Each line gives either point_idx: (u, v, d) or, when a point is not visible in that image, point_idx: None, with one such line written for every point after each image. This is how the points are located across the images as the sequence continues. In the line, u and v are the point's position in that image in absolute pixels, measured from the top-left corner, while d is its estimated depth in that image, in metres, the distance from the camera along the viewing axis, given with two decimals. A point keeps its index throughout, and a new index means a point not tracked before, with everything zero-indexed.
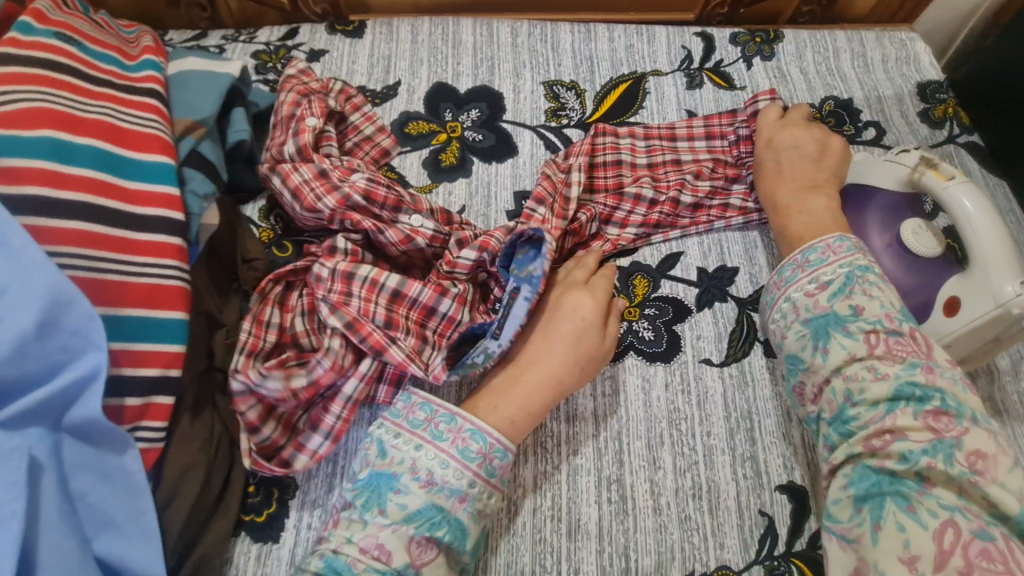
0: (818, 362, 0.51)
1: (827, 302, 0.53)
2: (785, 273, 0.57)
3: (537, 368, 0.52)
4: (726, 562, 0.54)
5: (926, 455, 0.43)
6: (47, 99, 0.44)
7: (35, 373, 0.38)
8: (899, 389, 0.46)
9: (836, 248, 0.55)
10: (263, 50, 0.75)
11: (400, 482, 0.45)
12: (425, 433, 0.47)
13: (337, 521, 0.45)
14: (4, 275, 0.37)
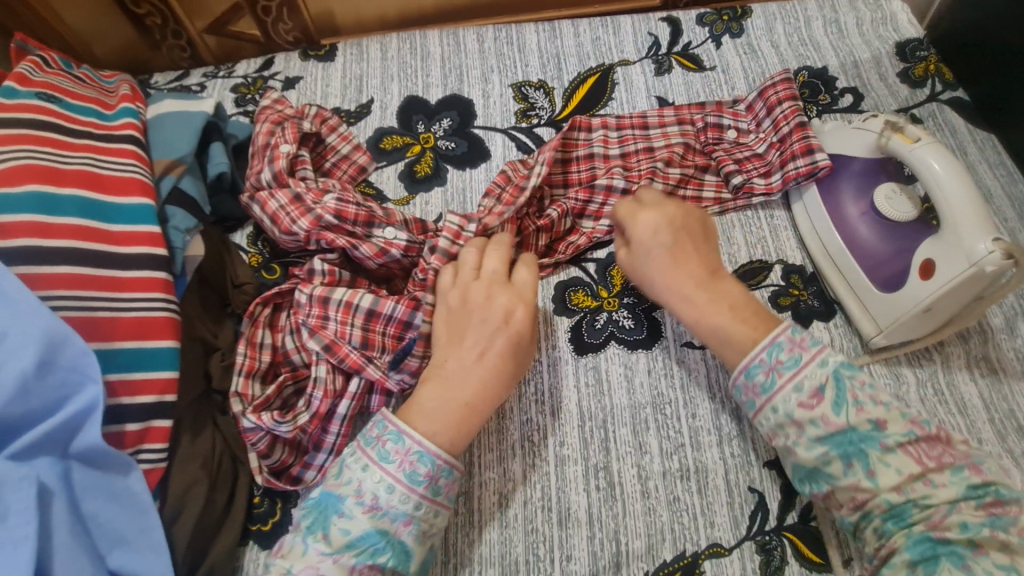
0: (867, 483, 0.44)
1: (834, 414, 0.45)
2: (759, 377, 0.48)
3: (469, 382, 0.50)
4: (717, 540, 0.54)
5: (987, 527, 0.41)
6: (31, 157, 0.48)
7: (39, 408, 0.42)
8: (964, 491, 0.43)
9: (801, 341, 0.48)
10: (241, 83, 0.78)
11: (345, 506, 0.45)
12: (372, 452, 0.47)
13: (281, 547, 0.45)
14: (3, 321, 0.41)
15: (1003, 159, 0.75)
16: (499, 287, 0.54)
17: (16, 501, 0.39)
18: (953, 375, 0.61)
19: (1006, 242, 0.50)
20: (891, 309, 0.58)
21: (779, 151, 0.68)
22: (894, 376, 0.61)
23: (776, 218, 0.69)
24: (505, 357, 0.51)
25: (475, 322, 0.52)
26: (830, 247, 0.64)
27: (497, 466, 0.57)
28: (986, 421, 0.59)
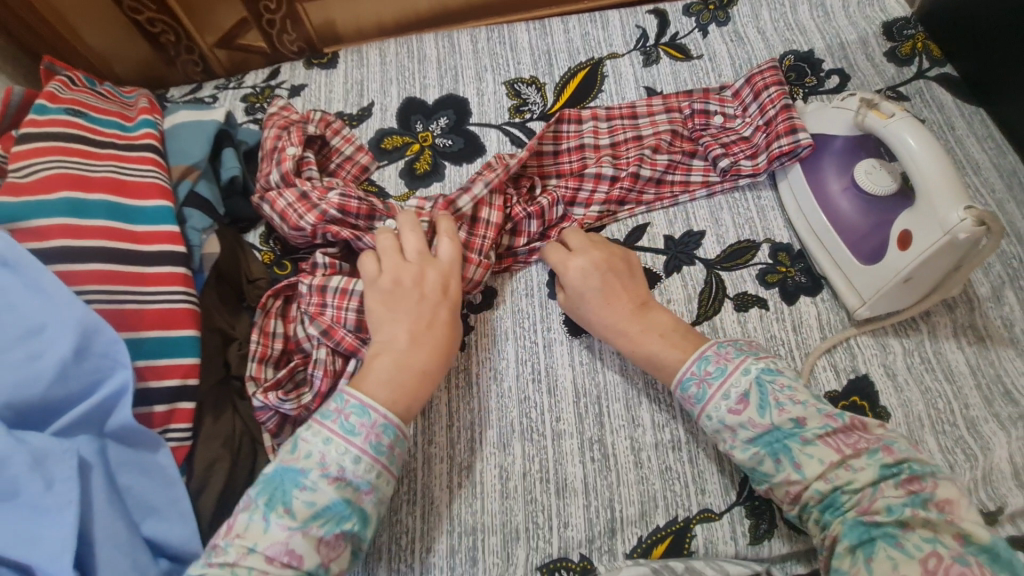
0: (795, 475, 0.47)
1: (760, 417, 0.49)
2: (691, 390, 0.52)
3: (419, 351, 0.54)
4: (708, 506, 0.57)
5: (908, 506, 0.43)
6: (62, 166, 0.53)
7: (77, 391, 0.47)
8: (881, 471, 0.45)
9: (726, 354, 0.52)
10: (251, 93, 0.83)
11: (306, 479, 0.46)
12: (335, 426, 0.48)
13: (232, 529, 0.45)
14: (44, 313, 0.46)
15: (992, 132, 0.76)
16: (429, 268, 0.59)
17: (60, 470, 0.43)
18: (939, 343, 0.63)
19: (979, 209, 0.52)
20: (873, 281, 0.60)
21: (765, 133, 0.70)
22: (880, 347, 0.63)
23: (763, 198, 0.71)
24: (448, 326, 0.57)
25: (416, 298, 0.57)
26: (815, 225, 0.66)
27: (498, 442, 0.61)
28: (973, 387, 0.60)
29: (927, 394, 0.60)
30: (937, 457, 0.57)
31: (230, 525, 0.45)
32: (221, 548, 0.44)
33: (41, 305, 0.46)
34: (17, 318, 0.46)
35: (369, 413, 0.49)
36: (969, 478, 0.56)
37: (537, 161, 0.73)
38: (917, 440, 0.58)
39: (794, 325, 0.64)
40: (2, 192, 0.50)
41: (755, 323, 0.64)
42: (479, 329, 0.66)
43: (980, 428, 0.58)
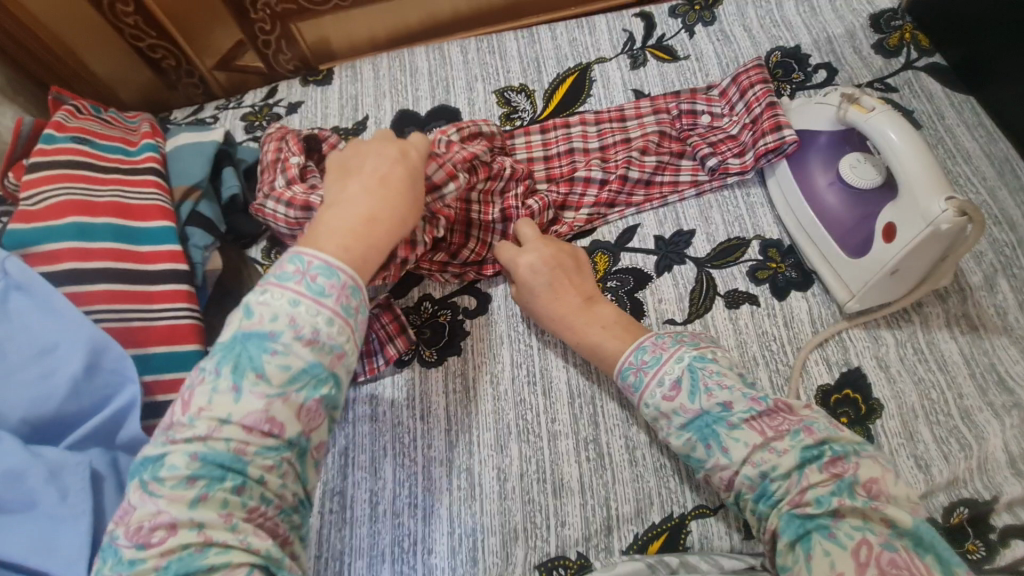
0: (723, 459, 0.48)
1: (690, 402, 0.51)
2: (628, 379, 0.55)
3: (372, 203, 0.52)
4: (703, 502, 0.58)
5: (836, 496, 0.44)
6: (69, 193, 0.56)
7: (88, 406, 0.49)
8: (801, 454, 0.46)
9: (663, 344, 0.55)
10: (250, 111, 0.86)
11: (276, 343, 0.42)
12: (300, 287, 0.44)
13: (193, 403, 0.41)
14: (56, 333, 0.49)
15: (982, 120, 0.76)
16: (388, 138, 0.58)
17: (73, 482, 0.45)
18: (932, 334, 0.63)
19: (959, 200, 0.53)
20: (859, 274, 0.61)
21: (751, 131, 0.71)
22: (873, 339, 0.63)
23: (752, 195, 0.72)
24: (404, 183, 0.54)
25: (374, 157, 0.55)
26: (803, 219, 0.67)
27: (494, 443, 0.62)
28: (967, 377, 0.60)
29: (921, 385, 0.60)
30: (931, 448, 0.57)
31: (190, 398, 0.41)
32: (187, 424, 0.40)
33: (53, 325, 0.49)
34: (31, 337, 0.48)
35: (336, 272, 0.46)
36: (963, 468, 0.56)
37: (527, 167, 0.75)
38: (910, 430, 0.58)
39: (786, 320, 0.64)
40: (16, 220, 0.53)
41: (747, 319, 0.65)
42: (475, 334, 0.68)
43: (974, 418, 0.58)
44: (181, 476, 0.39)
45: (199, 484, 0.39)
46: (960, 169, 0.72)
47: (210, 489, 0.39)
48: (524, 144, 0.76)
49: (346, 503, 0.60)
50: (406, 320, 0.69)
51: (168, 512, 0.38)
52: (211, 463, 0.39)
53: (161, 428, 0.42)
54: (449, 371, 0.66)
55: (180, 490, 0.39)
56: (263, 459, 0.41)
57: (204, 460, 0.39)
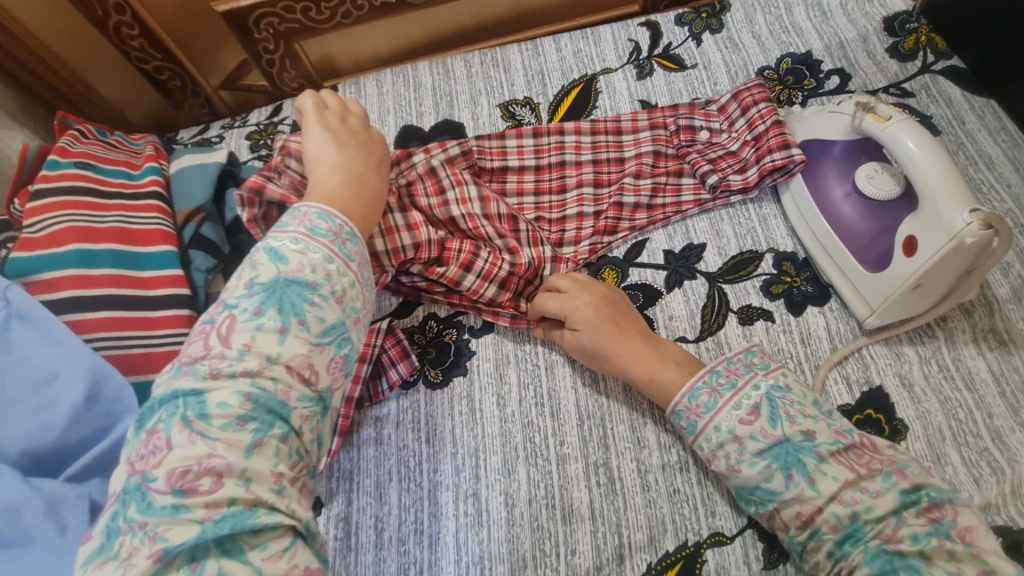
0: (809, 491, 0.47)
1: (771, 428, 0.50)
2: (703, 399, 0.53)
3: (373, 177, 0.58)
4: (718, 529, 0.55)
5: (933, 537, 0.44)
6: (71, 219, 0.56)
7: (88, 437, 0.48)
8: (901, 498, 0.46)
9: (736, 369, 0.53)
10: (255, 130, 0.86)
11: (315, 295, 0.46)
12: (334, 247, 0.49)
13: (237, 340, 0.43)
14: (55, 363, 0.48)
15: (1005, 124, 0.73)
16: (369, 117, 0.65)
17: (73, 516, 0.44)
18: (958, 349, 0.60)
19: (984, 212, 0.50)
20: (880, 289, 0.59)
21: (754, 149, 0.70)
22: (895, 356, 0.60)
23: (764, 208, 0.70)
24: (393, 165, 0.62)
25: (368, 139, 0.62)
26: (818, 231, 0.65)
27: (502, 467, 0.60)
28: (996, 395, 0.57)
29: (947, 404, 0.57)
30: (961, 472, 0.54)
31: (233, 335, 0.43)
32: (235, 357, 0.43)
33: (52, 354, 0.48)
34: (32, 367, 0.48)
35: (359, 242, 0.52)
36: (995, 493, 0.53)
37: (517, 176, 0.74)
38: (937, 452, 0.55)
39: (803, 337, 0.62)
40: (17, 249, 0.53)
41: (761, 336, 0.62)
42: (481, 356, 0.66)
43: (1006, 439, 0.55)
44: (233, 416, 0.41)
45: (249, 427, 0.41)
46: (982, 176, 0.69)
47: (262, 434, 0.41)
48: (515, 150, 0.74)
49: (349, 530, 0.59)
50: (410, 339, 0.68)
51: (223, 459, 0.39)
52: (263, 406, 0.42)
53: (193, 361, 0.43)
54: (453, 393, 0.65)
55: (232, 432, 0.40)
56: (301, 408, 0.44)
57: (256, 403, 0.42)
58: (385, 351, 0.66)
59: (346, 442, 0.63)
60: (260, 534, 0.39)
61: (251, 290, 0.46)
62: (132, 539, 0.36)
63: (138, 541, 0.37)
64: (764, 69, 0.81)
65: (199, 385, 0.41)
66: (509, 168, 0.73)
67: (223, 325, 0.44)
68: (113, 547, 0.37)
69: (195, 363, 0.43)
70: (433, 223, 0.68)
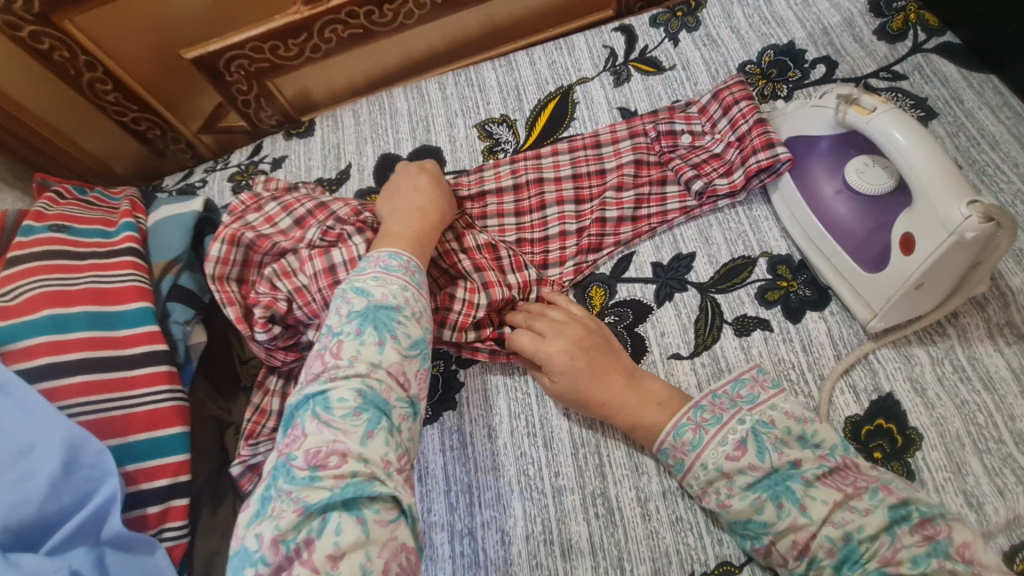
0: (801, 519, 0.45)
1: (758, 460, 0.48)
2: (685, 435, 0.51)
3: (419, 204, 0.63)
4: (726, 557, 0.52)
5: (933, 557, 0.41)
6: (45, 283, 0.56)
7: (70, 505, 0.48)
8: (889, 513, 0.43)
9: (721, 403, 0.52)
10: (236, 171, 0.85)
11: (401, 315, 0.50)
12: (405, 277, 0.53)
13: (345, 352, 0.47)
14: (32, 434, 0.48)
15: (1007, 99, 0.69)
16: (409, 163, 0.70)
17: None
18: (973, 347, 0.56)
19: (984, 204, 0.47)
20: (880, 290, 0.55)
21: (738, 150, 0.67)
22: (904, 358, 0.57)
23: (755, 211, 0.67)
24: (438, 189, 0.66)
25: (404, 177, 0.66)
26: (811, 233, 0.62)
27: (497, 503, 0.58)
28: (1018, 395, 0.53)
29: (964, 408, 0.53)
30: (982, 481, 0.50)
31: (344, 349, 0.47)
32: (347, 364, 0.46)
33: (30, 424, 0.48)
34: (9, 438, 0.47)
35: (424, 275, 0.56)
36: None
37: (496, 198, 0.72)
38: (957, 462, 0.51)
39: (804, 345, 0.59)
40: None
41: (760, 347, 0.59)
42: (472, 384, 0.65)
43: None
44: (349, 407, 0.44)
45: (362, 419, 0.44)
46: (986, 158, 0.65)
47: (372, 426, 0.44)
48: (493, 176, 0.73)
49: None
50: None
51: (343, 440, 0.43)
52: (371, 400, 0.45)
53: (313, 374, 0.47)
54: (444, 428, 0.63)
55: (349, 421, 0.44)
56: (399, 407, 0.47)
57: (366, 398, 0.45)
58: None
59: None
60: (377, 500, 0.42)
61: (349, 317, 0.49)
62: (279, 503, 0.40)
63: (284, 505, 0.41)
64: (746, 64, 0.78)
65: (322, 387, 0.46)
66: (485, 192, 0.72)
67: (334, 345, 0.48)
68: (263, 511, 0.41)
69: (314, 376, 0.47)
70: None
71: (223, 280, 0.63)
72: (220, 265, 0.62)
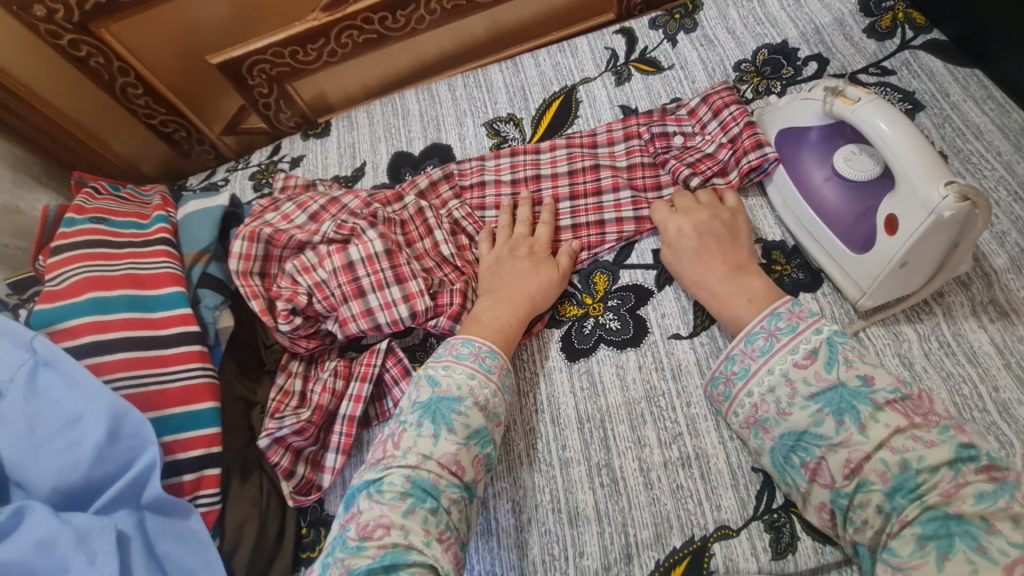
0: (858, 437, 0.46)
1: (827, 373, 0.49)
2: (756, 342, 0.54)
3: (523, 285, 0.65)
4: (724, 522, 0.55)
5: (1000, 497, 0.40)
6: (87, 270, 0.61)
7: (114, 471, 0.52)
8: (958, 452, 0.43)
9: (798, 313, 0.54)
10: (257, 170, 0.90)
11: (461, 405, 0.54)
12: (473, 363, 0.57)
13: (403, 442, 0.52)
14: (79, 405, 0.52)
15: (991, 92, 0.72)
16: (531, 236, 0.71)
17: (101, 545, 0.48)
18: (958, 324, 0.59)
19: (961, 183, 0.50)
20: (868, 270, 0.59)
21: (730, 151, 0.70)
22: (893, 335, 0.60)
23: (750, 202, 0.71)
24: (541, 266, 0.67)
25: (513, 258, 0.68)
26: (803, 218, 0.65)
27: (508, 476, 0.62)
28: (1002, 368, 0.56)
29: (950, 381, 0.56)
30: None
31: (402, 441, 0.52)
32: (401, 456, 0.51)
33: (77, 396, 0.52)
34: (59, 409, 0.51)
35: (498, 355, 0.59)
36: None
37: (495, 189, 0.77)
38: None
39: None
40: (42, 301, 0.58)
41: None
42: None
43: (1014, 412, 0.54)
44: (396, 491, 0.48)
45: (408, 499, 0.48)
46: (971, 147, 0.68)
47: (415, 504, 0.48)
48: (494, 166, 0.79)
49: None
50: (412, 357, 0.70)
51: (388, 515, 0.47)
52: (418, 485, 0.49)
53: (374, 461, 0.52)
54: None
55: (396, 501, 0.48)
56: (450, 492, 0.50)
57: (413, 483, 0.49)
58: (387, 370, 0.67)
59: (358, 460, 0.66)
60: (415, 568, 0.44)
61: (413, 409, 0.55)
62: (334, 569, 0.45)
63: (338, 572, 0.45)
64: (741, 63, 0.82)
65: (378, 474, 0.51)
66: (488, 185, 0.77)
67: (397, 435, 0.53)
68: None
69: (375, 463, 0.52)
70: (430, 262, 0.71)
71: (246, 275, 0.66)
72: (243, 261, 0.66)
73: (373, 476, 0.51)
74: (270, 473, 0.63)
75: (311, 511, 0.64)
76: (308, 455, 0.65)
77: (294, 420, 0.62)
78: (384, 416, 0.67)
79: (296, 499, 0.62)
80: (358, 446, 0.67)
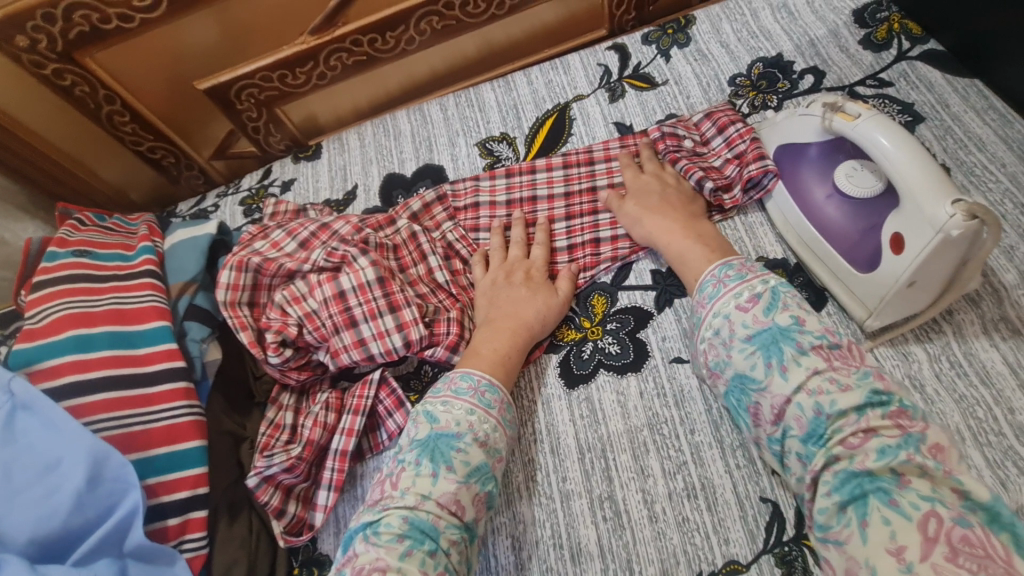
0: (779, 379, 0.47)
1: (762, 315, 0.51)
2: (707, 289, 0.56)
3: (519, 311, 0.63)
4: (734, 556, 0.53)
5: (902, 450, 0.41)
6: (69, 306, 0.59)
7: (94, 518, 0.49)
8: (869, 397, 0.44)
9: (749, 267, 0.57)
10: (247, 195, 0.88)
11: (461, 442, 0.51)
12: (472, 399, 0.55)
13: (401, 483, 0.50)
14: (58, 449, 0.50)
15: (992, 102, 0.71)
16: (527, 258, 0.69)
17: None
18: (969, 343, 0.57)
19: (969, 202, 0.48)
20: (873, 290, 0.57)
21: (737, 166, 0.68)
22: (902, 356, 0.58)
23: (750, 219, 0.69)
24: (536, 290, 0.65)
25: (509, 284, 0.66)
26: (804, 236, 0.64)
27: (507, 510, 0.59)
28: (1017, 388, 0.54)
29: (963, 404, 0.54)
30: (985, 474, 0.51)
31: (400, 480, 0.50)
32: (399, 496, 0.49)
33: (55, 440, 0.50)
34: (36, 454, 0.49)
35: (498, 390, 0.57)
36: None
37: (489, 210, 0.76)
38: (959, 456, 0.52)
39: None
40: (21, 340, 0.56)
41: None
42: None
43: None
44: (394, 533, 0.46)
45: (406, 541, 0.46)
46: (973, 159, 0.67)
47: (414, 546, 0.45)
48: (489, 187, 0.77)
49: None
50: (406, 386, 0.68)
51: (385, 558, 0.44)
52: (416, 526, 0.47)
53: (371, 502, 0.50)
54: None
55: (393, 543, 0.45)
56: (450, 533, 0.48)
57: (411, 524, 0.47)
58: (380, 401, 0.65)
59: (352, 495, 0.63)
60: None
61: (411, 446, 0.53)
62: None
63: None
64: (736, 76, 0.81)
65: (375, 516, 0.49)
66: (481, 206, 0.76)
67: (394, 474, 0.51)
68: None
69: (372, 504, 0.50)
70: (423, 288, 0.70)
71: (234, 306, 0.64)
72: (231, 291, 0.64)
73: (370, 518, 0.49)
74: (259, 512, 0.60)
75: (302, 551, 0.61)
76: (299, 492, 0.62)
77: (284, 457, 0.60)
78: (377, 448, 0.65)
79: (288, 539, 0.60)
80: (351, 481, 0.64)
